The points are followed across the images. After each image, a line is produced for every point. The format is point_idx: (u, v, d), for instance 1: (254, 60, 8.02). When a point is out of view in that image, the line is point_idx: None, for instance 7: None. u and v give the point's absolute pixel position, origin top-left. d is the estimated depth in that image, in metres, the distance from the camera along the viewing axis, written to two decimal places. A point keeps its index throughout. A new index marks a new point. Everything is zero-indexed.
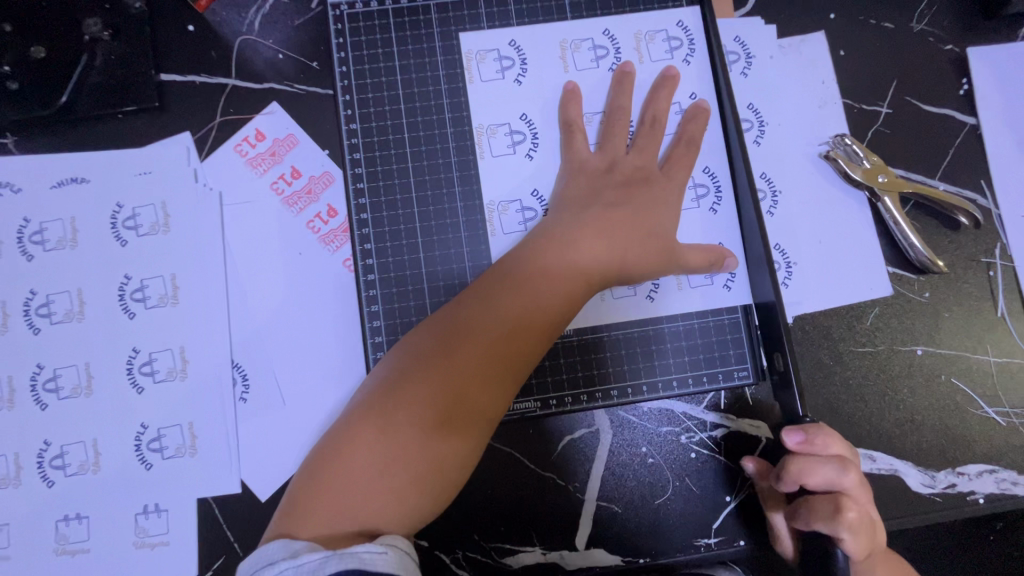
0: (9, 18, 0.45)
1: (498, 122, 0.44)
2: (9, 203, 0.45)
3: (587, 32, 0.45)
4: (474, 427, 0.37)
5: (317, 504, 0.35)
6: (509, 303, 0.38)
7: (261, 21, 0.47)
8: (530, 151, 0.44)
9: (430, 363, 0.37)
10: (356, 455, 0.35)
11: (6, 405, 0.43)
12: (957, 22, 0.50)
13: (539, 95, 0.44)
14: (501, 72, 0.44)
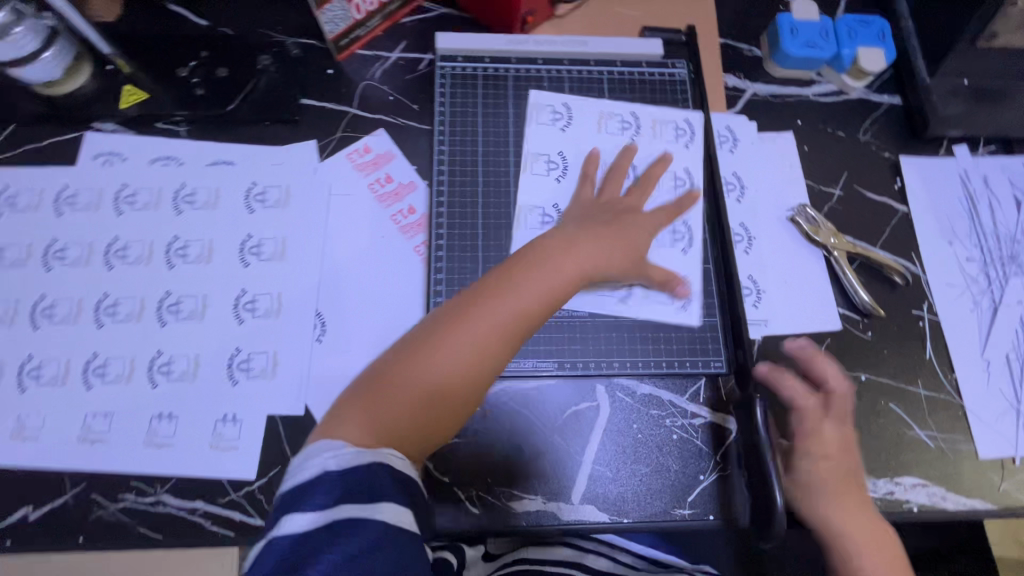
0: (206, 48, 0.63)
1: (543, 155, 0.60)
2: (172, 171, 0.60)
3: (619, 110, 0.62)
4: (483, 378, 0.47)
5: (354, 420, 0.44)
6: (523, 284, 0.48)
7: (383, 73, 0.65)
8: (558, 177, 0.59)
9: (454, 329, 0.46)
10: (390, 388, 0.45)
11: (135, 318, 0.55)
12: (892, 138, 0.67)
13: (579, 143, 0.60)
14: (552, 123, 0.61)
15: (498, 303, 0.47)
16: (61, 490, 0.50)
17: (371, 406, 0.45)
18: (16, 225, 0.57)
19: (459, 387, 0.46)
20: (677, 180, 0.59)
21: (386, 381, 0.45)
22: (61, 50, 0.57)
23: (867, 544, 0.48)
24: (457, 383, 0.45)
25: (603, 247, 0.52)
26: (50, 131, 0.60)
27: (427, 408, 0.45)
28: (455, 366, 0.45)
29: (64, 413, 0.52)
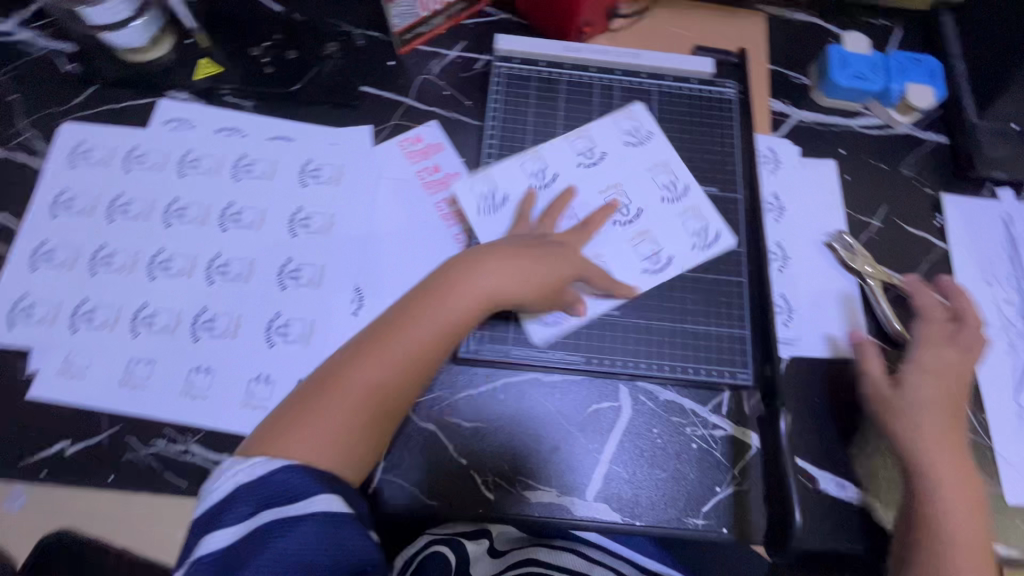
0: (279, 32, 0.67)
1: (588, 146, 0.62)
2: (235, 141, 0.63)
3: (679, 173, 0.61)
4: (396, 399, 0.48)
5: (270, 442, 0.45)
6: (434, 306, 0.49)
7: (440, 69, 0.68)
8: (582, 166, 0.61)
9: (368, 354, 0.48)
10: (305, 411, 0.46)
11: (186, 275, 0.58)
12: (936, 175, 0.67)
13: (626, 152, 0.62)
14: (622, 132, 0.63)
15: (415, 323, 0.49)
16: (99, 429, 0.53)
17: (291, 434, 0.45)
18: (87, 178, 0.61)
19: (376, 406, 0.47)
20: (634, 249, 0.58)
21: (299, 409, 0.46)
22: (150, 20, 0.61)
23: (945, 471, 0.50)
24: (370, 404, 0.47)
25: (520, 264, 0.52)
26: (127, 95, 0.64)
27: (346, 429, 0.46)
28: (366, 389, 0.47)
29: (110, 356, 0.54)
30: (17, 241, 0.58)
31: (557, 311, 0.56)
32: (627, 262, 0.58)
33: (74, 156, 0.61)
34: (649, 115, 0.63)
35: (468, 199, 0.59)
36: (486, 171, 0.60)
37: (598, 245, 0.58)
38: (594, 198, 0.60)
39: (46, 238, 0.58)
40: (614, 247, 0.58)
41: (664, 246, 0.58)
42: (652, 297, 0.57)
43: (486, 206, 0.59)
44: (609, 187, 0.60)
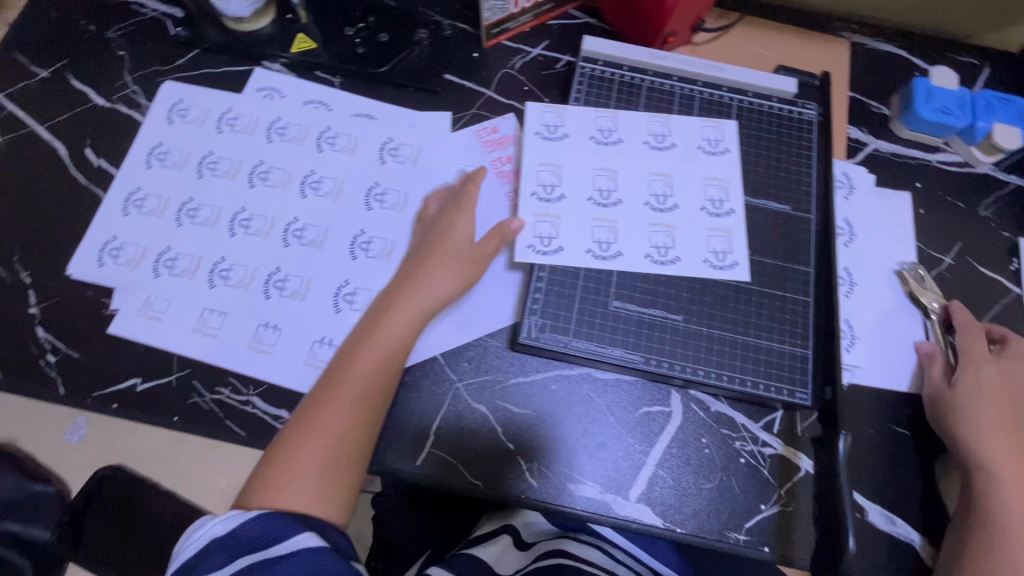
0: (373, 15, 0.69)
1: (666, 135, 0.63)
2: (322, 114, 0.66)
3: (727, 196, 0.61)
4: (376, 412, 0.49)
5: (265, 485, 0.45)
6: (390, 320, 0.52)
7: (522, 65, 0.70)
8: (649, 147, 0.63)
9: (319, 399, 0.49)
10: (291, 446, 0.46)
11: (264, 234, 0.60)
12: (1014, 219, 0.66)
13: (701, 162, 0.62)
14: (704, 140, 0.63)
15: (378, 337, 0.51)
16: (169, 370, 0.55)
17: (259, 487, 0.45)
18: (182, 134, 0.64)
19: (337, 440, 0.47)
20: (649, 235, 0.59)
21: (264, 465, 0.46)
22: None
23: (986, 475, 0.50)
24: (353, 425, 0.48)
25: (441, 281, 0.54)
26: (226, 62, 0.67)
27: (315, 468, 0.46)
28: (323, 427, 0.47)
29: (186, 303, 0.57)
30: (113, 186, 0.62)
31: (619, 309, 0.57)
32: (638, 245, 0.59)
33: (172, 112, 0.65)
34: (735, 131, 0.64)
35: (534, 122, 0.63)
36: (559, 107, 0.64)
37: (619, 212, 0.60)
38: (642, 177, 0.61)
39: (139, 187, 0.62)
40: (632, 220, 0.59)
41: (678, 247, 0.59)
42: (708, 297, 0.57)
43: (546, 136, 0.63)
44: (662, 174, 0.62)
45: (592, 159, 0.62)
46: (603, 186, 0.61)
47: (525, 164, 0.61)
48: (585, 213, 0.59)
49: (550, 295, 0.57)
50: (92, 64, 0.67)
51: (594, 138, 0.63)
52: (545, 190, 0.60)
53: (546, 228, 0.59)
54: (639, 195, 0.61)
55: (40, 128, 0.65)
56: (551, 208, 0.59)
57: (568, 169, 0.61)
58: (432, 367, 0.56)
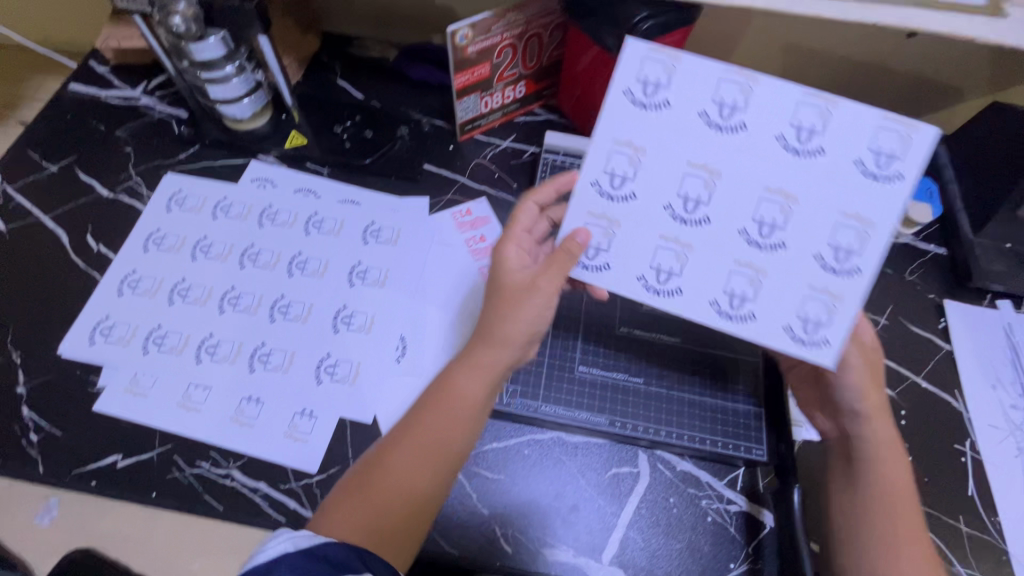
0: (360, 114, 0.78)
1: (816, 129, 0.48)
2: (311, 201, 0.72)
3: (861, 247, 0.49)
4: (445, 469, 0.49)
5: (335, 508, 0.46)
6: (471, 373, 0.51)
7: (493, 155, 0.78)
8: (784, 147, 0.48)
9: (397, 437, 0.49)
10: (366, 481, 0.47)
11: (251, 311, 0.64)
12: (936, 282, 0.73)
13: (844, 188, 0.48)
14: (871, 152, 0.47)
15: (460, 388, 0.50)
16: (150, 446, 0.57)
17: (325, 513, 0.46)
18: (178, 221, 0.69)
19: (404, 488, 0.47)
20: (729, 277, 0.52)
21: (337, 495, 0.48)
22: (257, 98, 0.72)
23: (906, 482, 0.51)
24: (425, 477, 0.48)
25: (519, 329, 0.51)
26: (225, 157, 0.75)
27: (377, 513, 0.46)
28: (394, 472, 0.47)
29: (172, 379, 0.60)
30: (109, 270, 0.66)
31: (584, 374, 0.61)
32: (703, 285, 0.52)
33: (170, 202, 0.71)
34: (926, 149, 0.47)
35: (622, 79, 0.49)
36: (677, 58, 0.48)
37: (698, 233, 0.51)
38: (753, 194, 0.50)
39: (134, 269, 0.66)
40: (712, 252, 0.51)
41: (757, 301, 0.51)
42: (665, 361, 0.62)
43: (640, 102, 0.49)
44: (782, 193, 0.49)
45: (688, 151, 0.50)
46: (693, 191, 0.50)
47: (600, 142, 0.51)
48: (653, 226, 0.52)
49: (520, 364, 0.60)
50: (99, 161, 0.74)
51: (705, 115, 0.49)
52: (616, 178, 0.51)
53: (598, 233, 0.53)
54: (738, 217, 0.50)
55: (45, 217, 0.70)
56: (610, 208, 0.52)
57: (650, 158, 0.50)
58: None
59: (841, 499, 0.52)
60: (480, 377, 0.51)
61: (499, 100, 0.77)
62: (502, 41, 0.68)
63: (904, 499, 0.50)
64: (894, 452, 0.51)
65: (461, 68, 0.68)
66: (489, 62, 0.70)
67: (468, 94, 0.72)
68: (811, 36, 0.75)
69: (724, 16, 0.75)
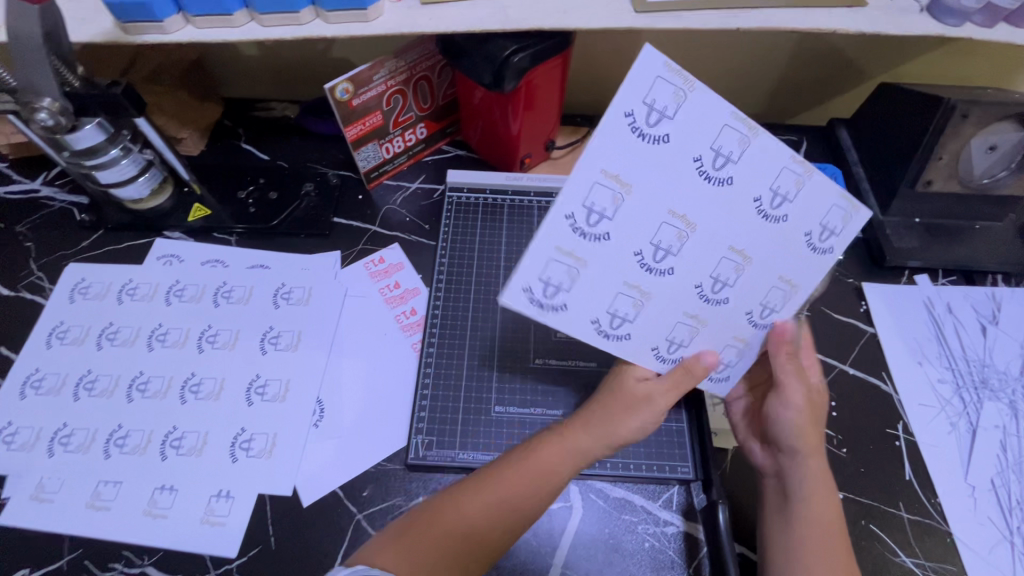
0: (264, 176, 0.78)
1: (789, 199, 0.49)
2: (219, 271, 0.71)
3: (782, 305, 0.54)
4: (511, 534, 0.50)
5: (400, 543, 0.47)
6: (562, 447, 0.52)
7: (403, 199, 0.78)
8: (757, 211, 0.49)
9: (475, 486, 0.51)
10: (439, 526, 0.48)
11: (160, 396, 0.62)
12: (855, 266, 0.74)
13: (792, 254, 0.51)
14: (819, 226, 0.51)
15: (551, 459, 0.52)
16: (59, 554, 0.54)
17: (376, 544, 0.48)
18: (82, 311, 0.68)
19: (469, 531, 0.48)
20: (675, 327, 0.53)
21: (396, 528, 0.49)
22: (152, 176, 0.72)
23: (832, 513, 0.50)
24: (490, 532, 0.49)
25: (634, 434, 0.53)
26: (130, 238, 0.74)
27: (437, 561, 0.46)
28: (462, 514, 0.49)
29: (80, 480, 0.57)
30: (11, 372, 0.64)
31: (501, 414, 0.60)
32: (652, 330, 0.53)
33: (74, 292, 0.69)
34: (858, 228, 0.51)
35: (632, 99, 0.43)
36: (688, 85, 0.43)
37: (660, 284, 0.50)
38: (716, 250, 0.50)
39: (37, 367, 0.64)
40: (666, 302, 0.51)
41: (691, 348, 0.55)
42: (582, 387, 0.62)
43: (640, 130, 0.44)
44: (741, 253, 0.50)
45: (669, 200, 0.47)
46: (667, 240, 0.48)
47: (589, 168, 0.44)
48: (618, 271, 0.48)
49: (434, 417, 0.60)
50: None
51: (699, 162, 0.46)
52: (592, 215, 0.46)
53: (562, 271, 0.47)
54: (701, 271, 0.51)
55: None
56: (581, 247, 0.46)
57: (634, 203, 0.46)
58: (332, 502, 0.56)
59: (772, 528, 0.51)
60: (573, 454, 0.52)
61: (401, 145, 0.77)
62: (388, 89, 0.68)
63: (833, 536, 0.49)
64: (823, 493, 0.51)
65: (350, 121, 0.68)
66: (379, 110, 0.70)
67: (365, 144, 0.72)
68: (686, 46, 0.78)
69: (607, 35, 0.76)
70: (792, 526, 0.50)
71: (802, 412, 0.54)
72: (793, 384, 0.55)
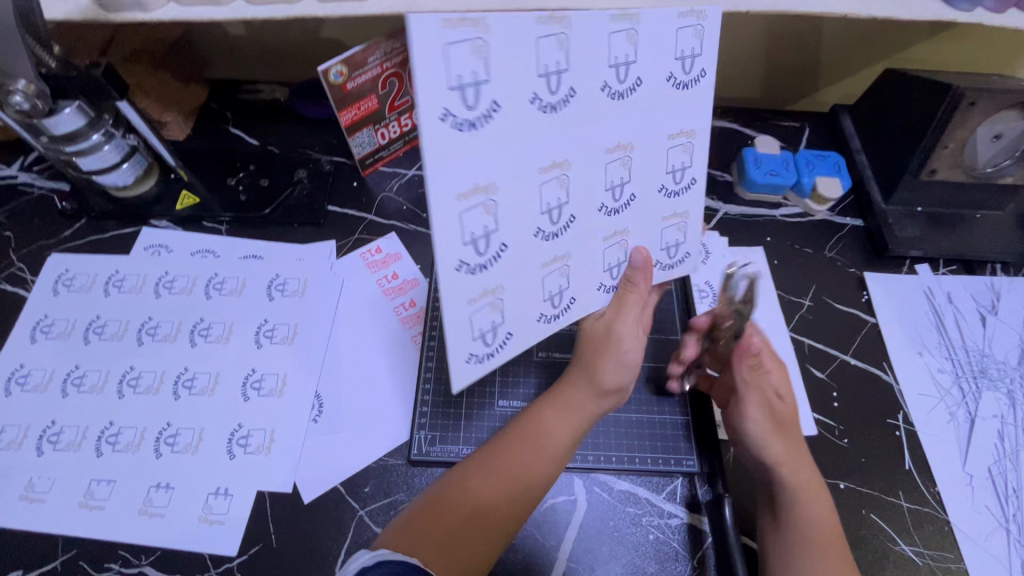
0: (255, 163, 0.75)
1: (631, 61, 0.45)
2: (210, 262, 0.68)
3: (689, 160, 0.52)
4: (520, 510, 0.50)
5: (414, 529, 0.47)
6: (558, 416, 0.53)
7: (399, 186, 0.76)
8: (609, 95, 0.45)
9: (481, 465, 0.51)
10: (451, 506, 0.48)
11: (153, 391, 0.60)
12: (858, 255, 0.73)
13: (663, 109, 0.49)
14: (677, 61, 0.48)
15: (551, 431, 0.52)
16: (53, 555, 0.53)
17: (391, 532, 0.46)
18: (68, 304, 0.65)
19: (480, 510, 0.48)
20: (605, 253, 0.52)
21: (406, 516, 0.48)
22: (137, 162, 0.69)
23: (826, 514, 0.50)
24: (501, 510, 0.49)
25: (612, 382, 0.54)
26: (115, 227, 0.71)
27: (450, 543, 0.46)
28: (472, 494, 0.49)
29: (71, 478, 0.56)
30: None
31: (504, 408, 0.60)
32: (590, 272, 0.51)
33: (57, 284, 0.67)
34: (713, 45, 0.49)
35: (436, 98, 0.37)
36: (473, 26, 0.37)
37: (568, 238, 0.49)
38: (598, 163, 0.47)
39: (22, 363, 0.62)
40: (581, 247, 0.50)
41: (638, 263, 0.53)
42: None
43: (464, 122, 0.39)
44: (621, 147, 0.48)
45: (533, 158, 0.43)
46: (552, 199, 0.46)
47: (443, 206, 0.40)
48: (531, 261, 0.47)
49: (437, 409, 0.59)
50: None
51: (535, 99, 0.42)
52: (479, 243, 0.43)
53: (487, 314, 0.46)
54: (595, 196, 0.48)
55: None
56: (488, 280, 0.45)
57: (503, 197, 0.43)
58: (333, 499, 0.56)
59: (768, 531, 0.51)
60: (563, 419, 0.53)
61: (396, 130, 0.74)
62: (383, 72, 0.65)
63: (829, 538, 0.48)
64: (816, 495, 0.50)
65: (343, 105, 0.65)
66: (375, 94, 0.67)
67: (360, 129, 0.69)
68: None
69: None
70: (785, 532, 0.49)
71: (764, 424, 0.52)
72: (752, 393, 0.54)
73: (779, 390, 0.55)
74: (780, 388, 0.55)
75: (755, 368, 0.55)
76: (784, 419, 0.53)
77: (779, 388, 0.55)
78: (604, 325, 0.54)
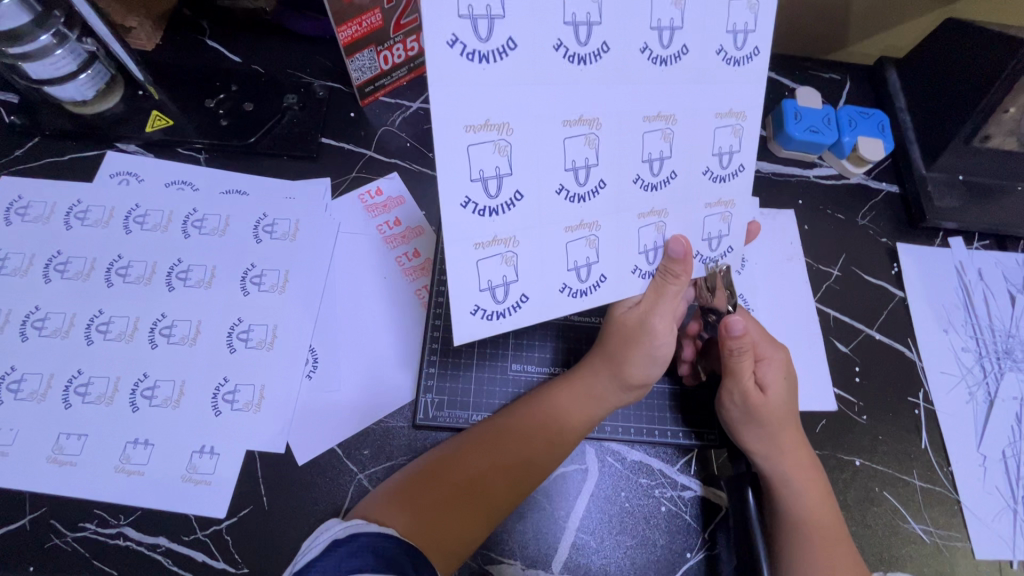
0: (236, 82, 0.66)
1: (677, 25, 0.39)
2: (187, 196, 0.61)
3: (738, 144, 0.44)
4: (518, 493, 0.47)
5: (399, 499, 0.44)
6: (572, 399, 0.50)
7: (402, 121, 0.67)
8: (649, 58, 0.39)
9: (480, 440, 0.48)
10: (443, 479, 0.46)
11: (127, 338, 0.54)
12: (891, 224, 0.69)
13: (713, 81, 0.42)
14: (729, 33, 0.41)
15: (562, 416, 0.49)
16: (20, 512, 0.48)
17: (371, 501, 0.44)
18: (23, 234, 0.57)
19: (474, 486, 0.46)
20: (638, 233, 0.44)
21: (396, 484, 0.46)
22: (97, 73, 0.59)
23: (823, 504, 0.49)
24: (497, 488, 0.46)
25: (636, 373, 0.50)
26: (74, 149, 0.62)
27: (436, 517, 0.44)
28: (467, 469, 0.46)
29: (37, 431, 0.50)
30: None
31: (518, 372, 0.56)
32: (622, 251, 0.44)
33: (9, 211, 0.58)
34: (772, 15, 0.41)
35: (446, 19, 0.34)
36: None
37: (596, 206, 0.42)
38: (633, 129, 0.41)
39: None
40: (613, 219, 0.43)
41: (677, 243, 0.45)
42: None
43: (474, 54, 0.35)
44: (662, 117, 0.41)
45: (560, 105, 0.38)
46: (578, 156, 0.40)
47: (449, 134, 0.36)
48: (552, 222, 0.41)
49: (444, 372, 0.55)
50: None
51: (560, 46, 0.37)
52: (490, 183, 0.38)
53: (497, 265, 0.41)
54: (629, 164, 0.42)
55: None
56: (500, 227, 0.40)
57: (520, 138, 0.38)
58: (329, 461, 0.51)
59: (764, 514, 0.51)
60: (578, 403, 0.50)
61: (401, 54, 0.65)
62: None
63: (826, 525, 0.48)
64: (813, 485, 0.50)
65: (344, 18, 0.56)
66: (379, 8, 0.57)
67: (361, 50, 0.60)
68: None
69: None
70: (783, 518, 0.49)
71: (748, 416, 0.51)
72: (732, 385, 0.52)
73: (767, 381, 0.51)
74: (764, 381, 0.51)
75: (744, 358, 0.51)
76: (774, 413, 0.51)
77: (768, 379, 0.51)
78: (636, 317, 0.49)
